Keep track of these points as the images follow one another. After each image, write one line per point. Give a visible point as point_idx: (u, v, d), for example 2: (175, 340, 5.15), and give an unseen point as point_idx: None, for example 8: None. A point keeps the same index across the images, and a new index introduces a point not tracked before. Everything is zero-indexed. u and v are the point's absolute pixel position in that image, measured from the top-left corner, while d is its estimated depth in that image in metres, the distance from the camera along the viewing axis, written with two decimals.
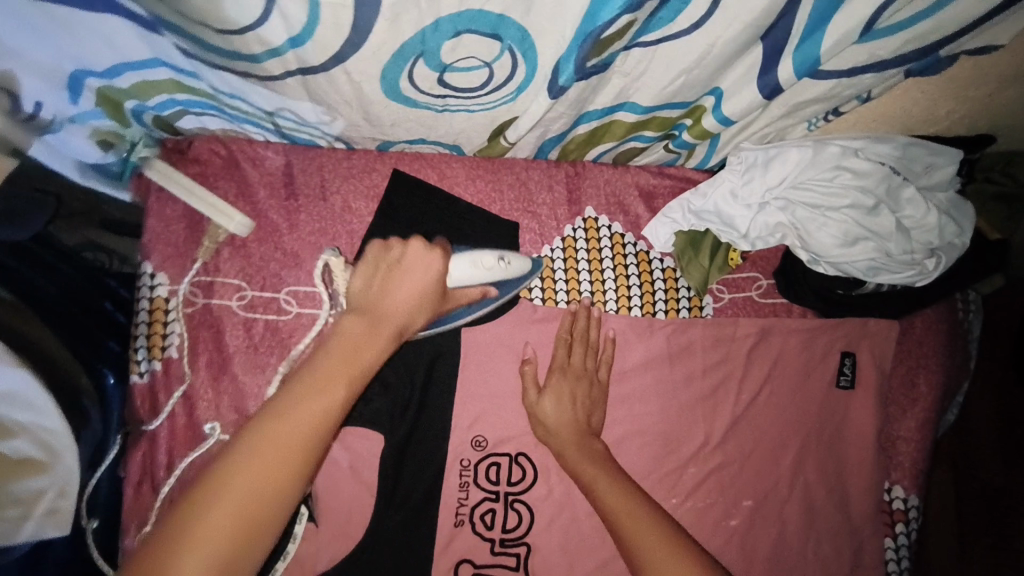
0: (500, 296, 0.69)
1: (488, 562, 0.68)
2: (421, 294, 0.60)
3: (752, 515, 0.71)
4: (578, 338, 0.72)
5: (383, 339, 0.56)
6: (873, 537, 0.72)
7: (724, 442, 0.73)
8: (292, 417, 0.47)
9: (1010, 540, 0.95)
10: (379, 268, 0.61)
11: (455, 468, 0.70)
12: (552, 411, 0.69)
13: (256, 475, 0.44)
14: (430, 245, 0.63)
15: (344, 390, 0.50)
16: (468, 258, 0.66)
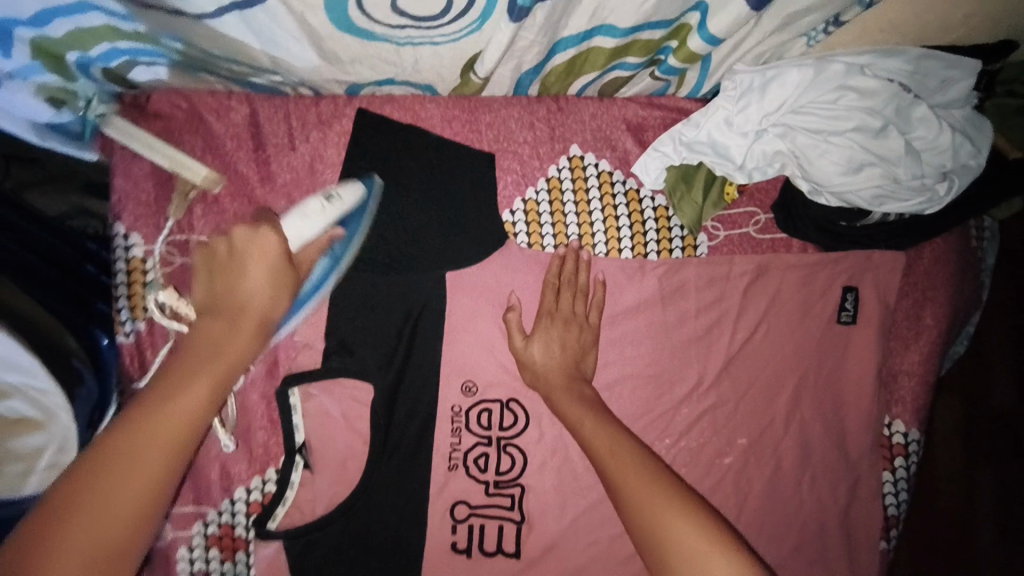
0: (348, 232, 0.65)
1: (483, 503, 0.69)
2: (274, 278, 0.56)
3: (747, 454, 0.71)
4: (564, 281, 0.69)
5: (245, 339, 0.54)
6: (870, 472, 0.71)
7: (719, 382, 0.71)
8: (153, 419, 0.46)
9: None
10: (214, 268, 0.57)
11: (446, 415, 0.69)
12: (540, 356, 0.67)
13: (122, 479, 0.43)
14: (256, 224, 0.58)
15: (211, 387, 0.50)
16: (295, 216, 0.61)
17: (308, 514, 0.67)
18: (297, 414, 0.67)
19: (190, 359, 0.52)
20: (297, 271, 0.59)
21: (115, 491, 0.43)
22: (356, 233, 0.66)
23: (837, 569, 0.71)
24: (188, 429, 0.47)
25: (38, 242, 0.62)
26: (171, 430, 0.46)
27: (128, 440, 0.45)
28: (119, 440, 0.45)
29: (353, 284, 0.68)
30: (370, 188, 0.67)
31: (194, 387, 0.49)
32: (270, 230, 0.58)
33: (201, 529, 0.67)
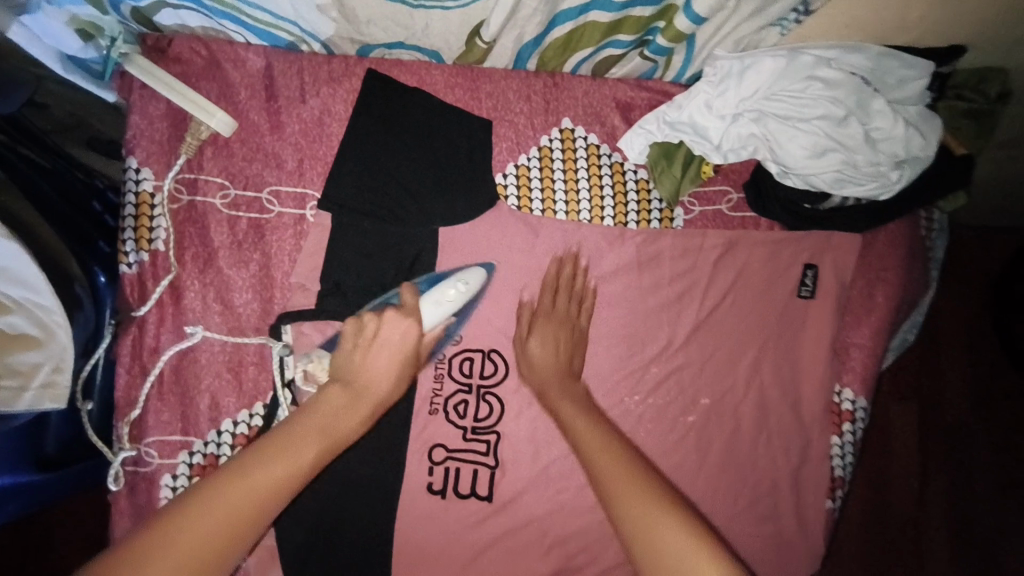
0: (460, 317, 0.73)
1: (460, 447, 0.73)
2: (401, 363, 0.66)
3: (709, 413, 0.76)
4: (558, 283, 0.75)
5: (355, 421, 0.61)
6: (819, 436, 0.77)
7: (687, 344, 0.77)
8: (261, 471, 0.54)
9: None
10: (357, 342, 0.65)
11: (432, 361, 0.73)
12: (537, 351, 0.72)
13: (213, 524, 0.50)
14: (399, 310, 0.67)
15: (315, 456, 0.57)
16: (431, 300, 0.69)
17: None
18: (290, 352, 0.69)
19: (308, 425, 0.59)
20: (423, 354, 0.69)
21: (201, 528, 0.50)
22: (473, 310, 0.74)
23: (784, 524, 0.76)
24: (281, 493, 0.54)
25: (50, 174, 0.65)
26: (269, 489, 0.54)
27: (227, 490, 0.52)
28: (227, 485, 0.52)
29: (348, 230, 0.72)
30: (487, 272, 0.74)
31: (307, 453, 0.57)
32: (414, 321, 0.67)
33: (186, 459, 0.68)
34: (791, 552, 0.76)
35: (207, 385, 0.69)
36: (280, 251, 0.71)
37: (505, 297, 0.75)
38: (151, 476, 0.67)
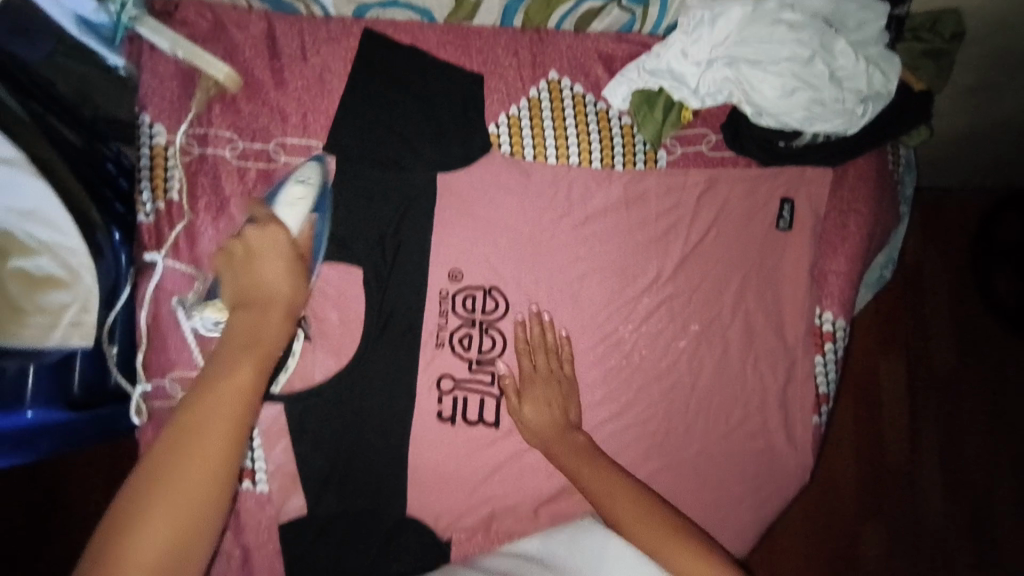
0: (329, 216, 0.76)
1: (467, 377, 0.78)
2: (288, 267, 0.70)
3: (699, 338, 0.82)
4: (534, 345, 0.78)
5: (274, 325, 0.67)
6: (803, 357, 0.83)
7: (676, 275, 0.82)
8: (208, 404, 0.58)
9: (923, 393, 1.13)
10: (235, 259, 0.70)
11: (436, 298, 0.77)
12: (533, 416, 0.76)
13: (194, 456, 0.55)
14: (262, 224, 0.71)
15: (256, 365, 0.62)
16: (283, 203, 0.73)
17: (307, 380, 0.74)
18: None
19: (230, 344, 0.64)
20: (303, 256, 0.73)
21: (186, 471, 0.54)
22: (328, 211, 0.75)
23: (774, 439, 0.82)
24: (243, 412, 0.59)
25: (62, 145, 0.68)
26: (227, 417, 0.58)
27: (185, 433, 0.56)
28: (186, 425, 0.56)
29: (354, 176, 0.77)
30: (322, 164, 0.76)
31: (241, 369, 0.61)
32: (275, 225, 0.71)
33: None
34: (782, 464, 0.82)
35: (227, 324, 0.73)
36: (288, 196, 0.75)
37: (501, 236, 0.79)
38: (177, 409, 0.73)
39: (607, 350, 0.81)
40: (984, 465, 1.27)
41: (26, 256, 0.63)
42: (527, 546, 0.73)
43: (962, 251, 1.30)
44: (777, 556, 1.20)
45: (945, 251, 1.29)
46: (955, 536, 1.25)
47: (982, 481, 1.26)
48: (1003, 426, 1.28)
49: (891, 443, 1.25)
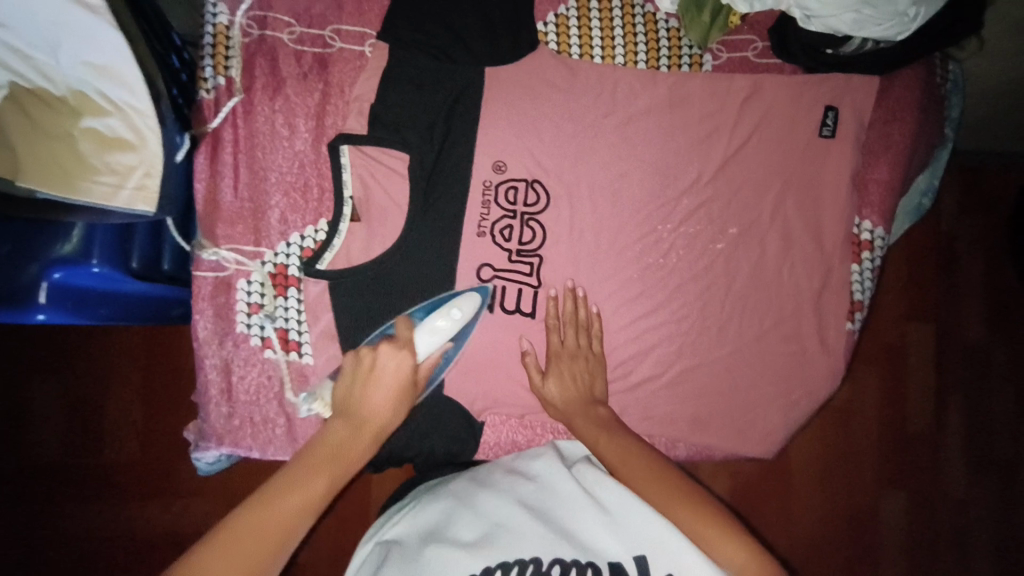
0: (459, 344, 0.77)
1: (505, 268, 0.79)
2: (398, 394, 0.68)
3: (737, 241, 0.83)
4: (565, 319, 0.78)
5: (363, 444, 0.66)
6: (842, 265, 0.83)
7: (716, 179, 0.83)
8: (269, 513, 0.58)
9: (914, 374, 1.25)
10: (358, 374, 0.70)
11: (479, 188, 0.79)
12: (556, 391, 0.77)
13: (255, 541, 0.56)
14: (398, 345, 0.71)
15: (325, 485, 0.62)
16: (426, 329, 0.73)
17: (351, 261, 0.76)
18: (347, 172, 0.77)
19: (318, 453, 0.64)
20: (419, 383, 0.73)
21: (243, 550, 0.55)
22: (463, 344, 0.78)
23: (808, 344, 0.83)
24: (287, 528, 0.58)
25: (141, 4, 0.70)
26: (276, 532, 0.57)
27: (255, 516, 0.57)
28: (261, 506, 0.58)
29: (404, 63, 0.78)
30: (484, 294, 0.78)
31: (314, 484, 0.61)
32: (409, 351, 0.71)
33: (259, 267, 0.76)
34: (814, 369, 0.83)
35: (278, 201, 0.76)
36: (341, 81, 0.77)
37: (545, 132, 0.81)
38: (230, 280, 0.76)
39: (645, 248, 0.82)
40: (1015, 427, 1.25)
41: (97, 114, 0.66)
42: (540, 463, 0.70)
43: (1003, 200, 1.28)
44: (794, 483, 1.21)
45: (986, 197, 1.28)
46: (982, 504, 1.24)
47: (1011, 443, 1.25)
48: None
49: (917, 392, 1.25)
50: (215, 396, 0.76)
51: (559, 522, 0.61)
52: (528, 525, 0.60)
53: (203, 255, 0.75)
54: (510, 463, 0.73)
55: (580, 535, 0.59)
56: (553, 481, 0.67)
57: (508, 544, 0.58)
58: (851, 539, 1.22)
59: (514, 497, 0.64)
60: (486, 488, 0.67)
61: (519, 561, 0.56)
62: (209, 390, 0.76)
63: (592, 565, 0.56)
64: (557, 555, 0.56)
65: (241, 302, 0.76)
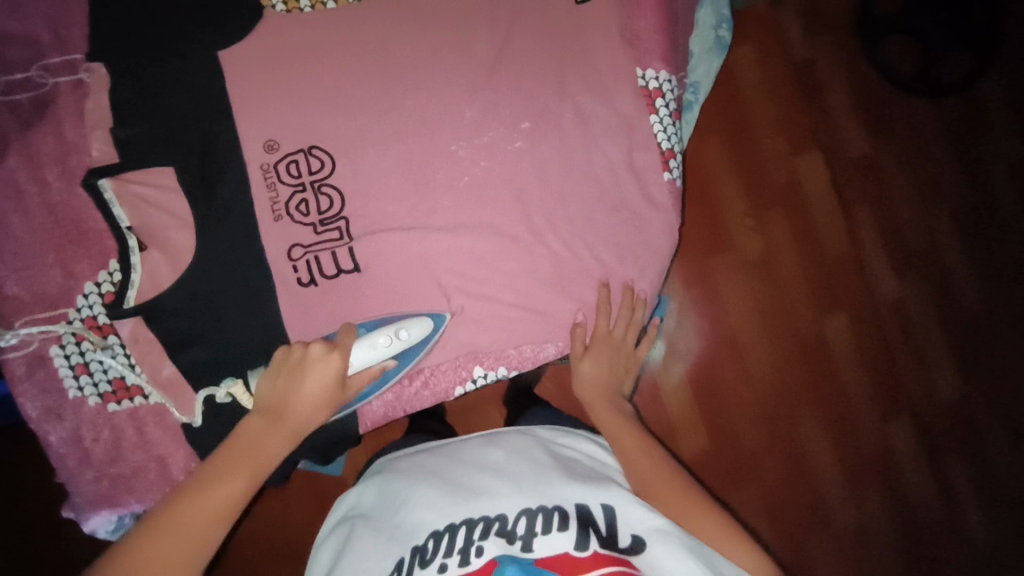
0: (403, 360, 0.78)
1: (314, 241, 0.77)
2: (325, 396, 0.71)
3: (534, 133, 0.81)
4: (622, 312, 0.84)
5: (280, 439, 0.69)
6: (638, 121, 0.84)
7: (491, 79, 0.81)
8: (188, 510, 0.61)
9: (804, 207, 1.43)
10: (283, 370, 0.72)
11: (258, 173, 0.77)
12: (589, 370, 0.83)
13: (171, 541, 0.59)
14: (329, 348, 0.72)
15: (246, 480, 0.65)
16: (365, 343, 0.75)
17: (158, 288, 0.75)
18: (116, 205, 0.73)
19: (231, 456, 0.66)
20: (346, 390, 0.74)
21: (162, 548, 0.58)
22: (404, 363, 0.79)
23: (635, 207, 0.84)
24: (211, 524, 0.61)
25: None
26: (195, 528, 0.61)
27: (174, 515, 0.60)
28: (176, 507, 0.61)
29: (131, 75, 0.74)
30: (438, 321, 0.79)
31: (231, 484, 0.64)
32: (340, 358, 0.72)
33: (66, 329, 0.73)
34: (652, 228, 0.85)
35: (55, 258, 0.73)
36: (67, 115, 0.73)
37: (304, 94, 0.78)
38: (39, 353, 0.73)
39: (449, 172, 0.80)
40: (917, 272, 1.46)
41: None
42: (511, 438, 0.82)
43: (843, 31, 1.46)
44: (739, 345, 1.40)
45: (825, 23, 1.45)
46: (914, 304, 1.46)
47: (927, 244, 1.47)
48: (931, 201, 1.47)
49: (824, 233, 1.43)
50: (75, 467, 0.75)
51: (529, 477, 0.73)
52: (503, 488, 0.72)
53: (0, 341, 0.73)
54: (488, 440, 0.84)
55: (551, 488, 0.71)
56: (523, 451, 0.79)
57: (481, 501, 0.70)
58: (805, 370, 1.42)
59: (486, 467, 0.76)
60: (464, 465, 0.78)
61: (485, 517, 0.67)
62: (66, 464, 0.74)
63: (558, 510, 0.67)
64: (525, 508, 0.68)
65: (62, 369, 0.74)
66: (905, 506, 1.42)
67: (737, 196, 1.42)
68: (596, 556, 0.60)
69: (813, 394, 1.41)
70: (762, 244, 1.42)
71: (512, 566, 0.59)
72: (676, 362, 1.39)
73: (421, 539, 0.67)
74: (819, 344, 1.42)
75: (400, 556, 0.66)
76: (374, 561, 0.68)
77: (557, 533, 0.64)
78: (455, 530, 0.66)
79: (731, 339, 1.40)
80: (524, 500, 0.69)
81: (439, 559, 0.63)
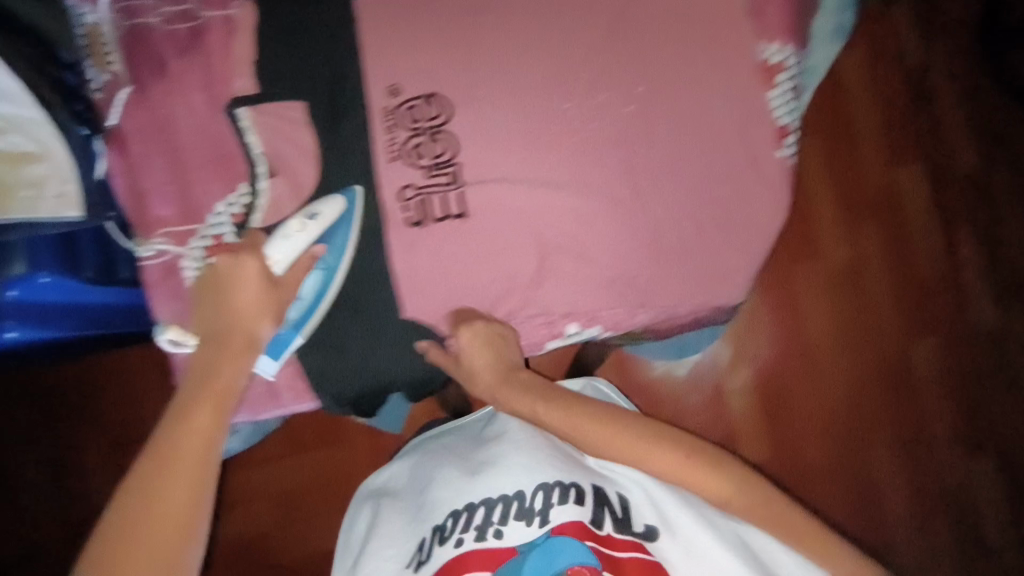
0: (332, 248, 0.79)
1: (425, 184, 0.80)
2: (257, 299, 0.76)
3: (647, 97, 0.81)
4: (474, 331, 0.83)
5: (238, 358, 0.75)
6: (754, 95, 0.83)
7: (610, 41, 0.82)
8: (181, 447, 0.68)
9: (899, 215, 1.37)
10: (209, 288, 0.77)
11: (379, 114, 0.80)
12: (476, 363, 0.85)
13: (178, 476, 0.67)
14: (235, 254, 0.77)
15: (211, 412, 0.71)
16: (279, 237, 0.78)
17: (280, 214, 0.80)
18: (250, 133, 0.78)
19: (190, 393, 0.72)
20: (281, 289, 0.77)
21: (168, 487, 0.66)
22: (336, 246, 0.79)
23: (741, 181, 0.83)
24: (206, 453, 0.69)
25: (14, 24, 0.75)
26: (199, 457, 0.69)
27: (154, 468, 0.66)
28: (158, 450, 0.67)
29: (277, 15, 0.80)
30: (350, 197, 0.79)
31: (203, 415, 0.71)
32: (252, 257, 0.76)
33: (198, 243, 0.80)
34: (756, 205, 0.84)
35: (193, 178, 0.79)
36: (217, 46, 0.79)
37: (429, 43, 0.80)
38: (175, 262, 0.80)
39: (559, 128, 0.81)
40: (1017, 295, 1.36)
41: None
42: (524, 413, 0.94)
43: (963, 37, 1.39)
44: (816, 354, 1.34)
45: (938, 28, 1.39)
46: (1013, 335, 1.35)
47: None
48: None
49: (920, 250, 1.36)
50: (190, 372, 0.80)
51: (534, 454, 0.84)
52: (513, 466, 0.84)
53: (142, 250, 0.81)
54: (503, 414, 0.95)
55: (564, 467, 0.83)
56: (533, 428, 0.90)
57: (491, 482, 0.83)
58: (884, 386, 1.35)
59: (498, 445, 0.88)
60: (481, 443, 0.91)
61: (506, 497, 0.80)
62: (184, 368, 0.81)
63: (574, 489, 0.80)
64: (540, 484, 0.80)
65: (190, 280, 0.80)
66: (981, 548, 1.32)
67: (829, 201, 1.36)
68: (613, 538, 0.76)
69: (890, 418, 1.34)
70: (851, 252, 1.36)
71: (534, 554, 0.73)
72: (743, 367, 1.33)
73: (444, 515, 0.82)
74: (902, 361, 1.35)
75: (423, 536, 0.82)
76: (406, 538, 0.84)
77: (574, 508, 0.77)
78: (473, 510, 0.80)
79: (808, 348, 1.34)
80: (539, 478, 0.81)
81: (456, 536, 0.78)
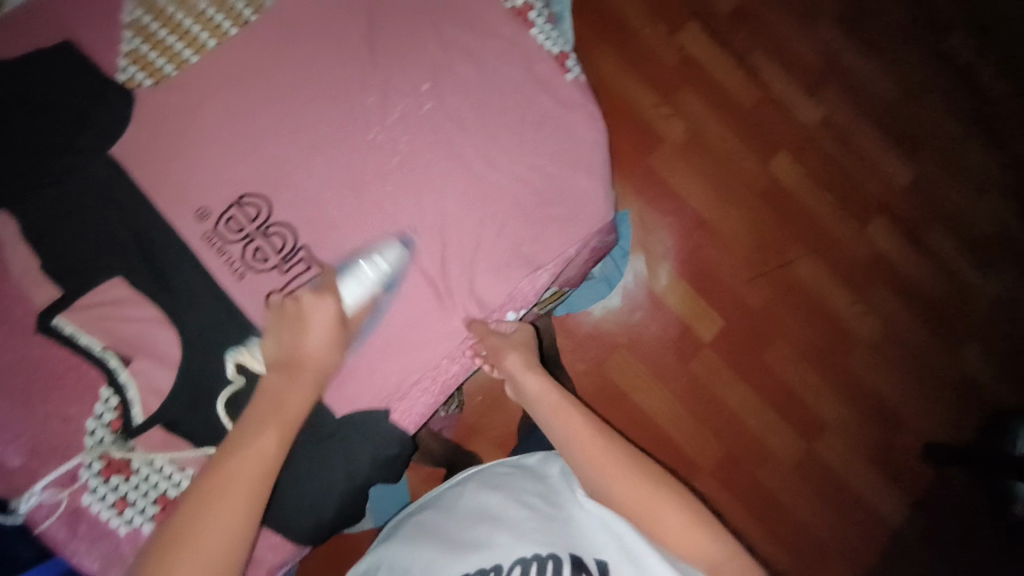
0: (394, 294, 0.80)
1: (287, 281, 0.77)
2: (331, 336, 0.73)
3: (436, 91, 0.83)
4: (497, 342, 0.82)
5: (302, 393, 0.67)
6: (522, 40, 0.87)
7: (375, 60, 0.82)
8: (245, 463, 0.59)
9: (703, 69, 1.45)
10: (284, 321, 0.73)
11: (202, 243, 0.76)
12: (511, 363, 0.80)
13: (233, 498, 0.56)
14: (318, 292, 0.75)
15: (279, 437, 0.62)
16: (351, 279, 0.77)
17: (159, 392, 0.73)
18: (82, 335, 0.72)
19: (260, 412, 0.64)
20: (348, 329, 0.76)
21: (221, 508, 0.55)
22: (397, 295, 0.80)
23: (557, 116, 0.86)
24: (266, 478, 0.59)
25: None
26: (257, 475, 0.58)
27: (216, 486, 0.56)
28: (217, 472, 0.58)
29: (37, 207, 0.73)
30: (409, 244, 0.80)
31: (269, 437, 0.61)
32: (330, 296, 0.75)
33: (88, 472, 0.71)
34: (581, 128, 0.87)
35: (44, 413, 0.70)
36: None
37: (210, 152, 0.77)
38: (72, 508, 0.71)
39: (377, 160, 0.80)
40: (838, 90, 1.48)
41: None
42: (503, 477, 0.81)
43: None
44: (710, 222, 1.41)
45: None
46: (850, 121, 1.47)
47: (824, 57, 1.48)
48: (809, 19, 1.49)
49: (731, 88, 1.45)
50: None
51: (520, 522, 0.71)
52: (498, 534, 0.70)
53: (17, 506, 0.69)
54: (482, 477, 0.83)
55: (551, 530, 0.69)
56: (517, 495, 0.76)
57: (475, 554, 0.68)
58: (778, 215, 1.43)
59: (480, 515, 0.75)
60: (460, 516, 0.76)
61: (482, 571, 0.65)
62: None
63: (553, 558, 0.64)
64: (520, 557, 0.66)
65: (101, 510, 0.71)
66: (925, 304, 1.43)
67: (640, 88, 1.44)
68: None
69: (796, 239, 1.42)
70: (683, 122, 1.44)
71: None
72: (658, 267, 1.39)
73: None
74: (781, 186, 1.44)
75: None
76: None
77: None
78: None
79: (697, 219, 1.41)
80: (522, 547, 0.67)
81: None
